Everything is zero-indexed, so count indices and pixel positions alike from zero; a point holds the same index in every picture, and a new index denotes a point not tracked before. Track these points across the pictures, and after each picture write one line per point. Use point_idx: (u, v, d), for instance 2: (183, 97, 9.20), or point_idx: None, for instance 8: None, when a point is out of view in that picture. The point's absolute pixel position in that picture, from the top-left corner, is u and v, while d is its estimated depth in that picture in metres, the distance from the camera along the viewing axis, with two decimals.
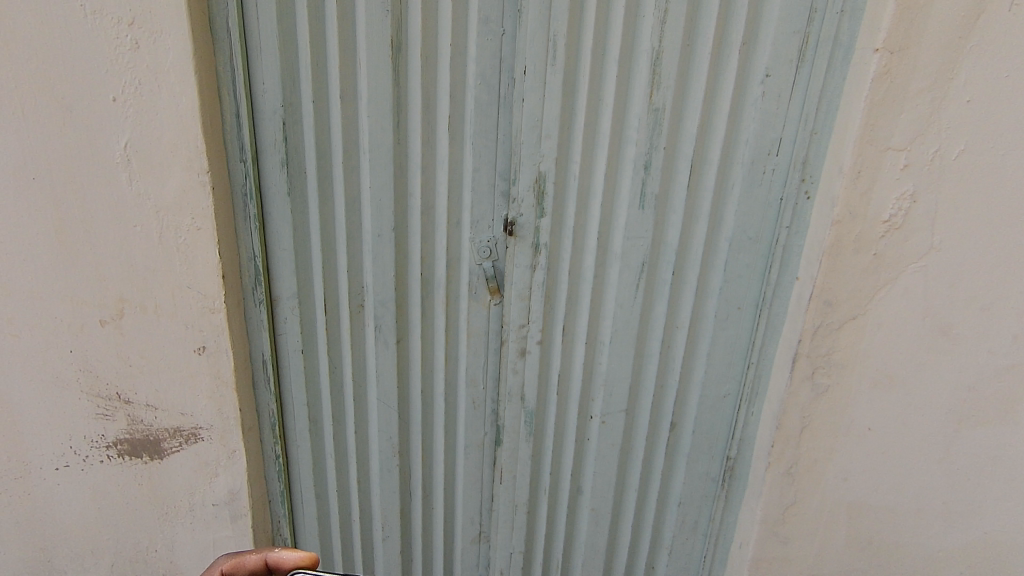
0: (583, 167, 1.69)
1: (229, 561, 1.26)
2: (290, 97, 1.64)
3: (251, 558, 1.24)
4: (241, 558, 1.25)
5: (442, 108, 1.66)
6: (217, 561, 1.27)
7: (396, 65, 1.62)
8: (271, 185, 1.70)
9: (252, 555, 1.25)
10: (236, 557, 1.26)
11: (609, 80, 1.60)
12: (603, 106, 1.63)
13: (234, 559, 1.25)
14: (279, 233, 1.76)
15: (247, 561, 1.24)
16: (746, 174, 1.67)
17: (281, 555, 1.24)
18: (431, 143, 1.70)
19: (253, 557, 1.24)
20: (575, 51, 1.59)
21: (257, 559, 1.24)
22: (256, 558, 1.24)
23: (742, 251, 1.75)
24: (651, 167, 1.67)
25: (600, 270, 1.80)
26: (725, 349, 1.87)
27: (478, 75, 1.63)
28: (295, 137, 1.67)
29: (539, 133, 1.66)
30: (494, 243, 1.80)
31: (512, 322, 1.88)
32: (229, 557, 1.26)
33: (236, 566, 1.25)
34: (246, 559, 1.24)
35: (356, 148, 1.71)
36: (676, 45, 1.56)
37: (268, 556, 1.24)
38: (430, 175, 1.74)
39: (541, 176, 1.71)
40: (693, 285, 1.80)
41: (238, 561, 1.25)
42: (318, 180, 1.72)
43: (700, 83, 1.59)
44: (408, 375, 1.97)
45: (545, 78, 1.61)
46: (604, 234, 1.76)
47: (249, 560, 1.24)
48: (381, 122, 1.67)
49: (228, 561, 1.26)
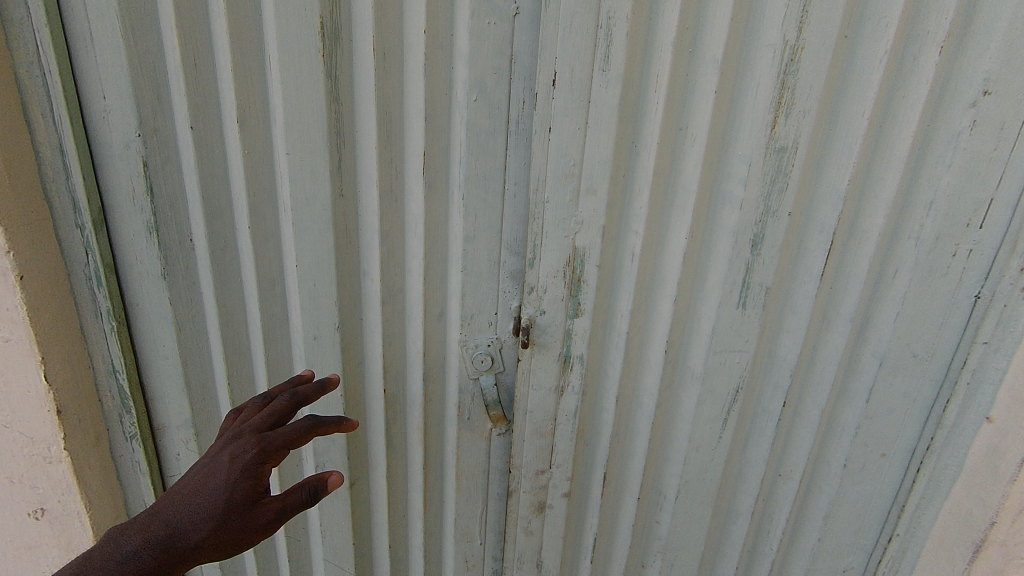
0: (648, 243, 1.01)
1: (128, 555, 0.81)
2: (153, 120, 0.96)
3: (246, 443, 0.89)
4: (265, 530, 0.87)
5: (414, 137, 1.02)
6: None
7: (334, 65, 0.95)
8: (134, 264, 1.04)
9: (277, 451, 0.90)
10: (187, 550, 0.83)
11: (703, 95, 0.91)
12: (687, 142, 0.94)
13: (158, 559, 0.82)
14: (155, 335, 1.10)
15: (236, 442, 0.89)
16: (924, 259, 0.97)
17: (305, 389, 1.01)
18: (395, 194, 1.05)
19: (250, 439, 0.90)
20: (645, 43, 0.90)
21: (285, 431, 0.91)
22: (250, 441, 0.89)
23: (899, 374, 1.06)
24: (763, 244, 0.98)
25: (668, 395, 1.13)
26: (856, 512, 1.20)
27: (473, 85, 0.98)
28: (167, 188, 1.00)
29: (575, 185, 0.98)
30: (496, 349, 1.17)
31: (524, 466, 1.22)
32: (239, 542, 0.85)
33: (101, 551, 0.81)
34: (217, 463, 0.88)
35: (274, 202, 1.04)
36: (829, 35, 0.85)
37: (314, 424, 0.94)
38: (396, 244, 1.09)
39: (578, 255, 1.02)
40: (815, 421, 1.12)
41: (203, 516, 0.83)
42: (211, 253, 1.05)
43: (864, 105, 0.89)
44: (370, 525, 1.34)
45: (590, 94, 0.92)
46: (676, 343, 1.08)
47: (268, 442, 0.89)
48: (310, 161, 1.00)
49: (125, 537, 0.83)
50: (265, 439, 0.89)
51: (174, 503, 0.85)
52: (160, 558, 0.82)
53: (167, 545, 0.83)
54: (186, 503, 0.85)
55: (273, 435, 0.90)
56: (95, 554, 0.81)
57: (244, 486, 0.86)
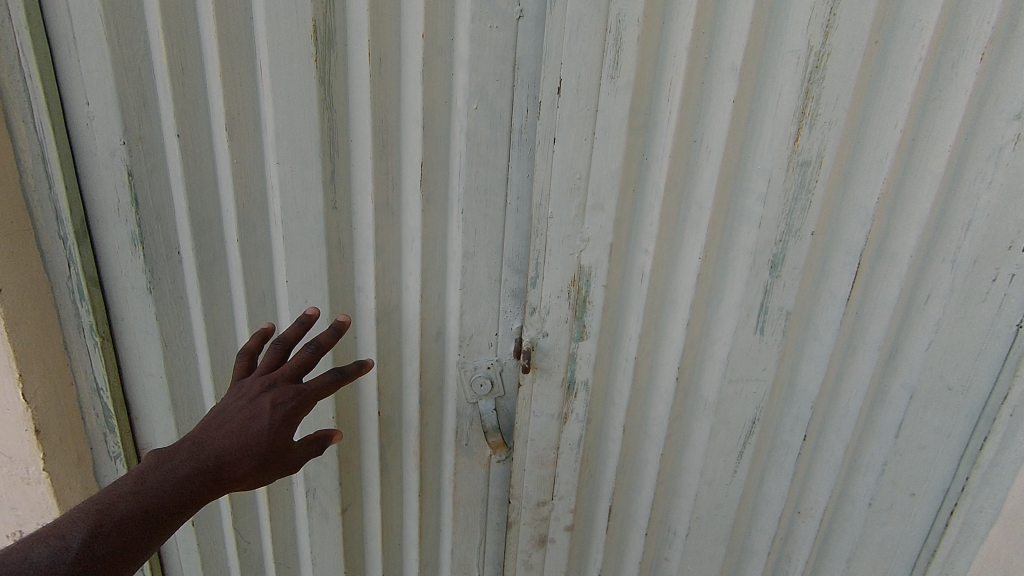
0: (659, 263, 0.94)
1: (181, 482, 0.83)
2: (139, 127, 0.91)
3: (286, 392, 0.92)
4: (290, 466, 0.95)
5: (411, 147, 0.97)
6: (160, 544, 0.81)
7: (328, 71, 0.91)
8: (119, 277, 0.99)
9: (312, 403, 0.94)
10: (232, 482, 0.87)
11: (719, 105, 0.84)
12: (701, 155, 0.88)
13: (206, 488, 0.85)
14: (139, 352, 1.05)
15: (276, 390, 0.91)
16: (960, 284, 0.87)
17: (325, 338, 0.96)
18: (391, 207, 1.00)
19: (288, 389, 0.92)
20: (656, 48, 0.84)
21: (319, 385, 0.94)
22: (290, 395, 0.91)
23: (930, 409, 0.97)
24: (783, 266, 0.90)
25: (679, 425, 1.06)
26: (883, 558, 1.10)
27: (473, 93, 0.93)
28: (153, 198, 0.96)
29: (581, 200, 0.92)
30: (497, 372, 1.12)
31: (524, 497, 1.15)
32: (270, 476, 0.92)
33: (153, 474, 0.82)
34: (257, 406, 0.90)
35: (264, 214, 1.00)
36: (858, 40, 0.78)
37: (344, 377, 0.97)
38: (392, 259, 1.04)
39: (584, 274, 0.96)
40: (839, 457, 1.04)
41: (251, 455, 0.87)
42: (199, 266, 1.01)
43: (896, 116, 0.81)
44: (364, 553, 1.27)
45: (597, 103, 0.87)
46: (688, 369, 1.01)
47: (307, 397, 0.93)
48: (302, 172, 0.95)
49: (173, 463, 0.83)
50: (304, 390, 0.92)
51: (220, 437, 0.87)
52: (207, 487, 0.85)
53: (217, 474, 0.86)
54: (232, 439, 0.87)
55: (311, 387, 0.93)
56: (144, 476, 0.82)
57: (286, 433, 0.91)
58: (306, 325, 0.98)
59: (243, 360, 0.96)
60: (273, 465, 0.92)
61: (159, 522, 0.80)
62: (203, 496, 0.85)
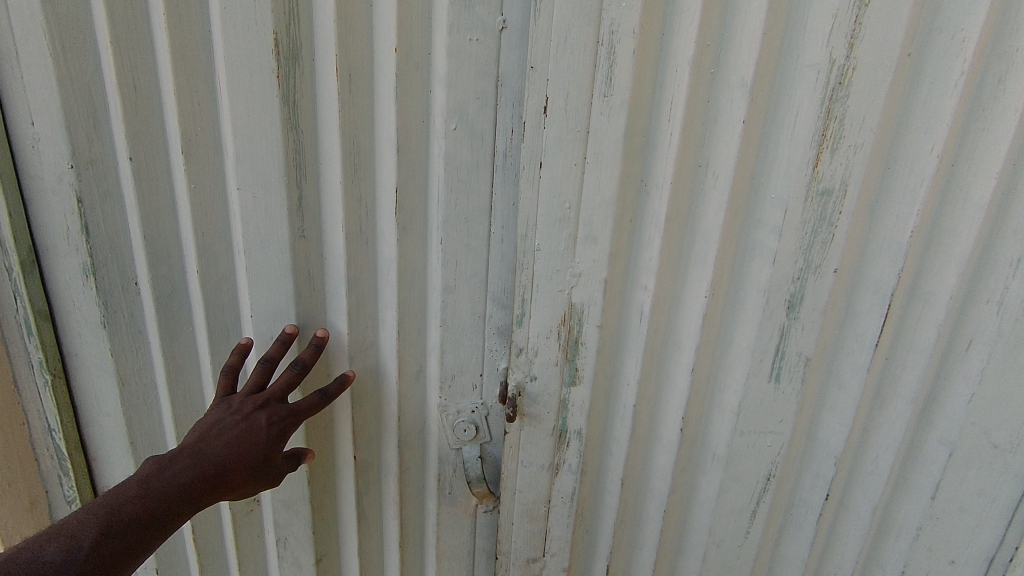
0: (659, 301, 0.85)
1: (182, 490, 0.82)
2: (91, 149, 0.83)
3: (279, 409, 0.91)
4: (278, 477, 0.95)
5: (386, 170, 0.89)
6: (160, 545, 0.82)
7: (292, 88, 0.82)
8: (72, 310, 0.91)
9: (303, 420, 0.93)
10: (226, 491, 0.88)
11: (725, 127, 0.75)
12: (706, 182, 0.78)
13: (205, 495, 0.85)
14: (96, 391, 0.97)
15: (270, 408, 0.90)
16: (1010, 328, 0.72)
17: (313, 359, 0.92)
18: (365, 234, 0.92)
19: (280, 407, 0.91)
20: (655, 63, 0.75)
21: (313, 405, 0.93)
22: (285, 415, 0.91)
23: (973, 471, 0.81)
24: (802, 305, 0.79)
25: (684, 478, 0.96)
26: None
27: (452, 111, 0.86)
28: (108, 226, 0.87)
29: (571, 230, 0.83)
30: (481, 415, 1.06)
31: (513, 554, 1.06)
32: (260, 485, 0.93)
33: (156, 481, 0.81)
34: (251, 422, 0.89)
35: (228, 242, 0.92)
36: (889, 52, 0.66)
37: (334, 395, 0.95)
38: (367, 291, 0.95)
39: (574, 312, 0.87)
40: (867, 522, 0.90)
41: (248, 468, 0.87)
42: (156, 299, 0.92)
43: (931, 138, 0.68)
44: None
45: (588, 124, 0.78)
46: (694, 419, 0.91)
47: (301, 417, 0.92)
48: (265, 199, 0.87)
49: (173, 470, 0.83)
50: (297, 409, 0.92)
51: (218, 447, 0.86)
52: (206, 494, 0.85)
53: (215, 484, 0.86)
54: (230, 451, 0.86)
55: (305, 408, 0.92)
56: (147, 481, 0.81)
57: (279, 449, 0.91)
58: (287, 343, 0.92)
59: (225, 377, 0.91)
60: (266, 475, 0.91)
61: (161, 528, 0.81)
62: (201, 502, 0.85)
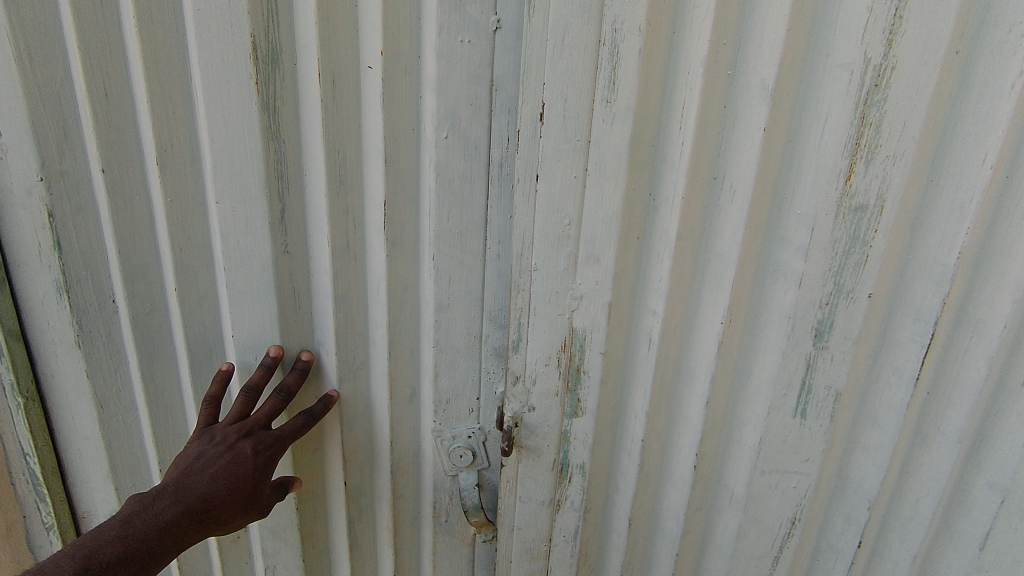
0: (670, 327, 0.78)
1: (167, 527, 0.77)
2: (61, 161, 0.79)
3: (265, 436, 0.86)
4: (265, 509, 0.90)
5: (374, 182, 0.83)
6: None
7: (272, 95, 0.77)
8: (45, 330, 0.87)
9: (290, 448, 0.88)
10: (212, 527, 0.82)
11: (743, 135, 0.67)
12: (721, 196, 0.70)
13: (190, 532, 0.80)
14: (73, 413, 0.93)
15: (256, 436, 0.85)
16: None
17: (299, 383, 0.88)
18: (352, 250, 0.86)
19: (267, 434, 0.86)
20: (664, 64, 0.68)
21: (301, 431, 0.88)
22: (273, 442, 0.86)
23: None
24: (830, 334, 0.71)
25: (699, 517, 0.88)
26: None
27: (442, 118, 0.79)
28: (82, 241, 0.83)
29: (572, 249, 0.77)
30: (478, 441, 0.99)
31: None
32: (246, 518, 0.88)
33: (139, 519, 0.76)
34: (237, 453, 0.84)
35: (209, 258, 0.86)
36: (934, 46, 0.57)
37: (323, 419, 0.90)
38: (356, 310, 0.89)
39: (576, 339, 0.81)
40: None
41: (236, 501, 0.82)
42: (134, 318, 0.87)
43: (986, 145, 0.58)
44: None
45: (590, 132, 0.71)
46: (709, 454, 0.84)
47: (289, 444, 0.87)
48: (245, 213, 0.81)
49: (157, 507, 0.78)
50: (284, 435, 0.87)
51: (204, 481, 0.81)
52: (192, 531, 0.80)
53: (201, 519, 0.81)
54: (216, 484, 0.81)
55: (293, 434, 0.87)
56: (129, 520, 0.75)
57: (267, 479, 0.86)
58: (271, 367, 0.87)
59: (207, 408, 0.86)
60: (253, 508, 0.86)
61: (144, 569, 0.75)
62: (187, 540, 0.79)
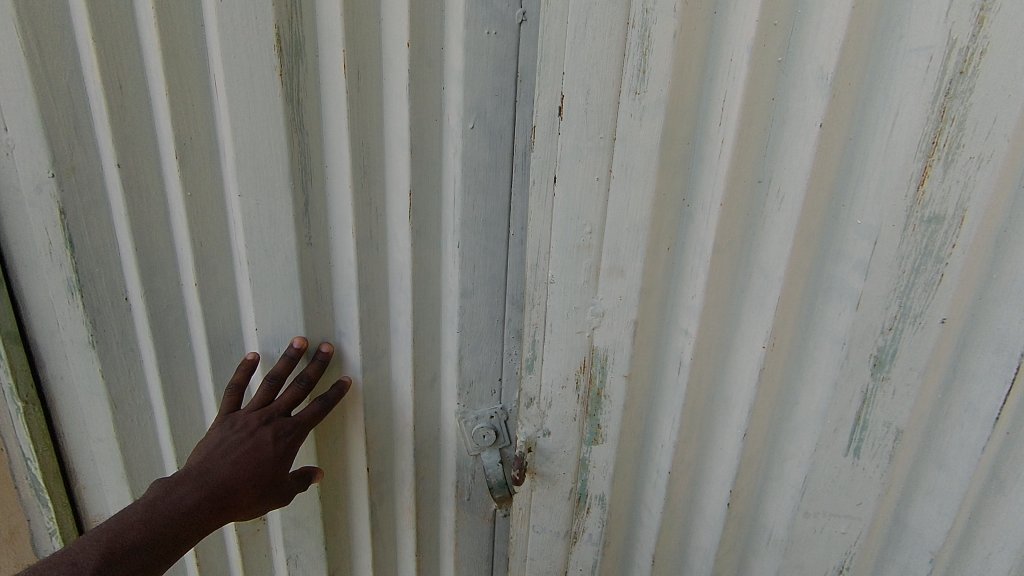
0: (703, 350, 0.69)
1: (190, 513, 0.73)
2: (72, 155, 0.74)
3: (286, 423, 0.80)
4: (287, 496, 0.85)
5: (397, 178, 0.76)
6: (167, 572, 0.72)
7: (296, 86, 0.70)
8: (49, 332, 0.84)
9: None
10: (236, 513, 0.78)
11: (796, 133, 0.57)
12: (767, 201, 0.61)
13: (213, 517, 0.75)
14: (84, 414, 0.90)
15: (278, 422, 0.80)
16: None
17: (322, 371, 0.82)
18: (375, 244, 0.80)
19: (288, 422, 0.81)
20: (703, 52, 0.60)
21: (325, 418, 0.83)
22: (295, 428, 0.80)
23: None
24: (891, 365, 0.61)
25: (734, 556, 0.80)
26: None
27: (471, 109, 0.73)
28: (98, 238, 0.79)
29: (592, 259, 0.70)
30: (500, 420, 0.92)
31: None
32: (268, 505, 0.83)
33: (163, 503, 0.72)
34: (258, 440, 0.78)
35: (229, 255, 0.82)
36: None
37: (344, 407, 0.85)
38: (378, 315, 0.84)
39: (596, 360, 0.74)
40: None
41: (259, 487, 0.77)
42: (151, 320, 0.83)
43: None
44: None
45: (616, 128, 0.64)
46: (750, 488, 0.75)
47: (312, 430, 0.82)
48: (267, 211, 0.75)
49: (179, 492, 0.73)
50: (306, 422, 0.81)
51: (226, 466, 0.76)
52: (214, 517, 0.75)
53: (224, 505, 0.76)
54: (238, 469, 0.76)
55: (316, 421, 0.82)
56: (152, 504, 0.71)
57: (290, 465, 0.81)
58: (293, 359, 0.81)
59: (229, 396, 0.80)
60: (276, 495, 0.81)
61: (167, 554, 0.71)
62: (210, 525, 0.75)
